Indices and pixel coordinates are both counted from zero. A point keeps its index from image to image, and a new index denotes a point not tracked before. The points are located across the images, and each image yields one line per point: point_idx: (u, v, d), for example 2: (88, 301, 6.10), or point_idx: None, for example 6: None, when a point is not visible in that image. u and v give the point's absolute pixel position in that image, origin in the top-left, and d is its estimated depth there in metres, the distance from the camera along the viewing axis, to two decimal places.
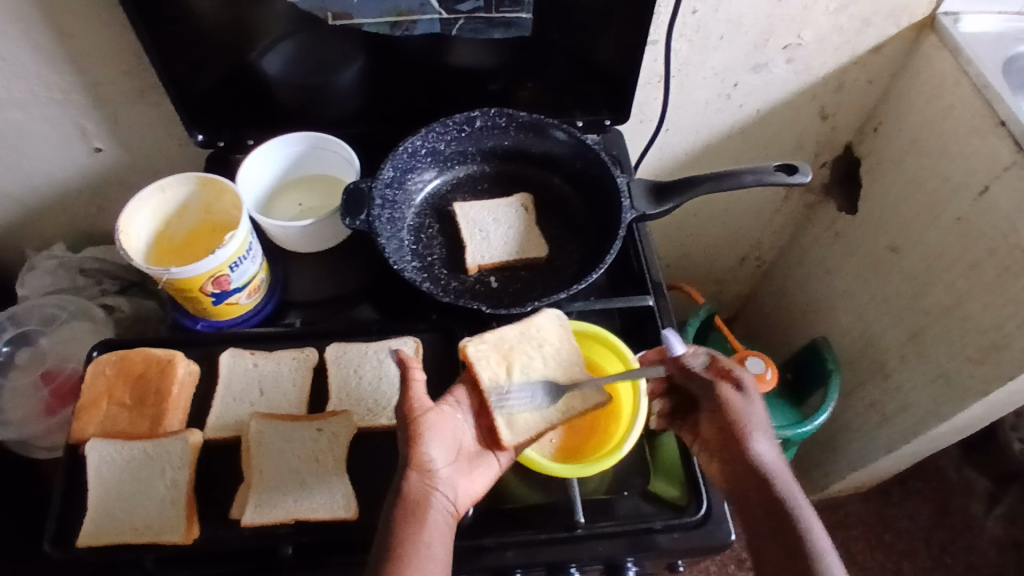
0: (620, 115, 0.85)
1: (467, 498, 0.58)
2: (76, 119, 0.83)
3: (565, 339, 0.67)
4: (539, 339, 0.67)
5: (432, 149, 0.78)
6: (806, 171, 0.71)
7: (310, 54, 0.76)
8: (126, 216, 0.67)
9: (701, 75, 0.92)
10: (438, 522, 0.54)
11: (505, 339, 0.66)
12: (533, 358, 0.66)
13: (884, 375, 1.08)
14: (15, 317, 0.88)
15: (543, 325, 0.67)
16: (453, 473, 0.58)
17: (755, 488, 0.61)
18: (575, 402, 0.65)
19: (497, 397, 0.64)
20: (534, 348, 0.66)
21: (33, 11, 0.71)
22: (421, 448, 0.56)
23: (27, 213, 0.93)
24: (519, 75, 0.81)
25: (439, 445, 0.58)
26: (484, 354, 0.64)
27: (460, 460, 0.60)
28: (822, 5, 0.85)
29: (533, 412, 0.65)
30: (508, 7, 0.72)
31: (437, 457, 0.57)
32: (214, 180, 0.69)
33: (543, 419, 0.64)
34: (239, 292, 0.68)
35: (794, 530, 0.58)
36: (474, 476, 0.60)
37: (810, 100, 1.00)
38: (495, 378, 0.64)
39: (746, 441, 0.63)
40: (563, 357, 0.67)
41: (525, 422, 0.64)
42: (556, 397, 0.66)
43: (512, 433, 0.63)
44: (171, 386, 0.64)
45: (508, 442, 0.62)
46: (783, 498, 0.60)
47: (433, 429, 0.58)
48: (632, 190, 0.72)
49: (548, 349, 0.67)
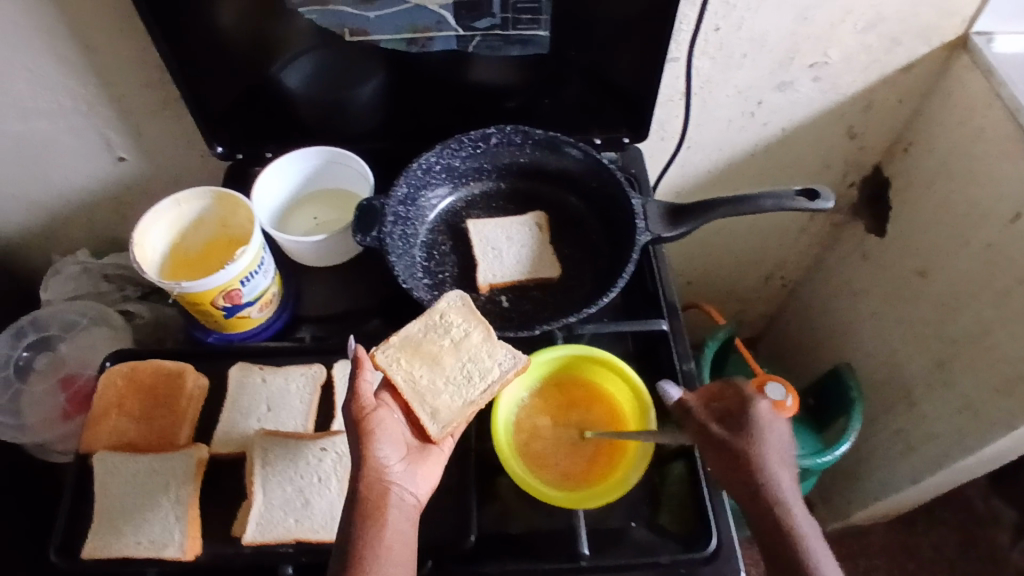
0: (639, 133, 0.84)
1: (425, 490, 0.57)
2: (100, 129, 0.84)
3: (471, 318, 0.65)
4: (444, 326, 0.65)
5: (447, 165, 0.78)
6: (829, 196, 0.69)
7: (328, 68, 0.76)
8: (141, 228, 0.67)
9: (723, 93, 0.91)
10: (400, 521, 0.53)
11: (411, 335, 0.64)
12: (444, 347, 0.64)
13: (910, 404, 1.05)
14: (36, 321, 0.89)
15: (446, 309, 0.65)
16: (408, 469, 0.57)
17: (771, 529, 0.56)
18: (492, 375, 0.63)
19: (415, 394, 0.61)
20: (442, 335, 0.64)
21: (60, 26, 0.72)
22: (371, 447, 0.55)
23: (53, 219, 0.95)
24: (536, 92, 0.80)
25: (388, 443, 0.56)
26: (391, 357, 0.62)
27: (411, 454, 0.58)
28: (849, 24, 0.83)
29: (455, 400, 0.62)
30: (525, 25, 0.71)
31: (388, 456, 0.56)
32: (232, 195, 0.69)
33: (467, 402, 0.62)
34: (251, 306, 0.69)
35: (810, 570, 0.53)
36: (429, 468, 0.59)
37: (837, 119, 0.97)
38: (409, 376, 0.62)
39: (778, 485, 0.57)
40: (473, 336, 0.65)
41: (449, 411, 0.61)
42: (473, 376, 0.63)
43: (437, 424, 0.60)
44: (180, 400, 0.65)
45: (434, 434, 0.59)
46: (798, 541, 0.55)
47: (382, 427, 0.56)
48: (647, 211, 0.71)
49: (455, 332, 0.65)
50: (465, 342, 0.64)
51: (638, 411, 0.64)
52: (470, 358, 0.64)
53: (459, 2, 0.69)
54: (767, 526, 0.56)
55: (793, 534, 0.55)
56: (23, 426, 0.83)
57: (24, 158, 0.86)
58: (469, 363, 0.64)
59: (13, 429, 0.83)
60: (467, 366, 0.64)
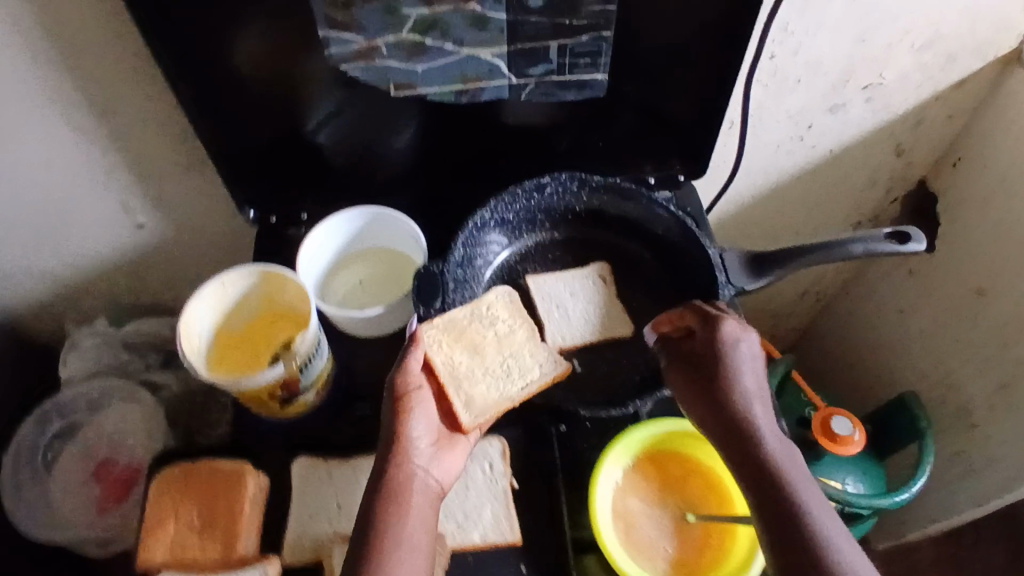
0: (696, 169, 0.79)
1: (445, 476, 0.60)
2: (118, 196, 0.77)
3: (516, 314, 0.67)
4: (490, 318, 0.66)
5: (500, 219, 0.72)
6: (921, 239, 0.65)
7: (361, 119, 0.69)
8: (186, 317, 0.62)
9: (775, 119, 0.86)
10: (419, 503, 0.56)
11: (456, 321, 0.65)
12: (487, 337, 0.66)
13: (969, 429, 1.03)
14: (59, 406, 0.82)
15: (493, 302, 0.67)
16: (434, 452, 0.60)
17: (742, 452, 0.56)
18: (532, 374, 0.65)
19: (453, 380, 0.63)
20: (487, 326, 0.66)
21: (75, 91, 0.66)
22: (407, 425, 0.58)
23: (66, 289, 0.88)
24: (589, 133, 0.75)
25: (423, 422, 0.59)
26: (436, 338, 0.63)
27: (440, 439, 0.61)
28: (908, 44, 0.79)
29: (490, 392, 0.64)
30: (583, 69, 0.66)
31: (420, 435, 0.59)
32: (278, 270, 0.64)
33: (503, 397, 0.64)
34: (308, 391, 0.63)
35: (775, 490, 0.53)
36: (453, 456, 0.61)
37: (886, 137, 0.93)
38: (449, 361, 0.63)
39: (752, 407, 0.58)
40: (515, 333, 0.67)
41: (484, 402, 0.63)
42: (512, 372, 0.65)
43: (470, 415, 0.62)
44: (242, 505, 0.60)
45: (467, 424, 0.62)
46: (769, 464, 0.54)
47: (420, 406, 0.59)
48: (726, 263, 0.67)
49: (500, 326, 0.66)
50: (507, 336, 0.66)
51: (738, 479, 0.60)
52: (511, 355, 0.66)
53: (514, 49, 0.64)
54: (744, 449, 0.56)
55: (768, 457, 0.55)
56: (64, 522, 0.80)
57: (35, 229, 0.79)
58: (510, 360, 0.66)
59: (48, 526, 0.79)
60: (507, 362, 0.66)
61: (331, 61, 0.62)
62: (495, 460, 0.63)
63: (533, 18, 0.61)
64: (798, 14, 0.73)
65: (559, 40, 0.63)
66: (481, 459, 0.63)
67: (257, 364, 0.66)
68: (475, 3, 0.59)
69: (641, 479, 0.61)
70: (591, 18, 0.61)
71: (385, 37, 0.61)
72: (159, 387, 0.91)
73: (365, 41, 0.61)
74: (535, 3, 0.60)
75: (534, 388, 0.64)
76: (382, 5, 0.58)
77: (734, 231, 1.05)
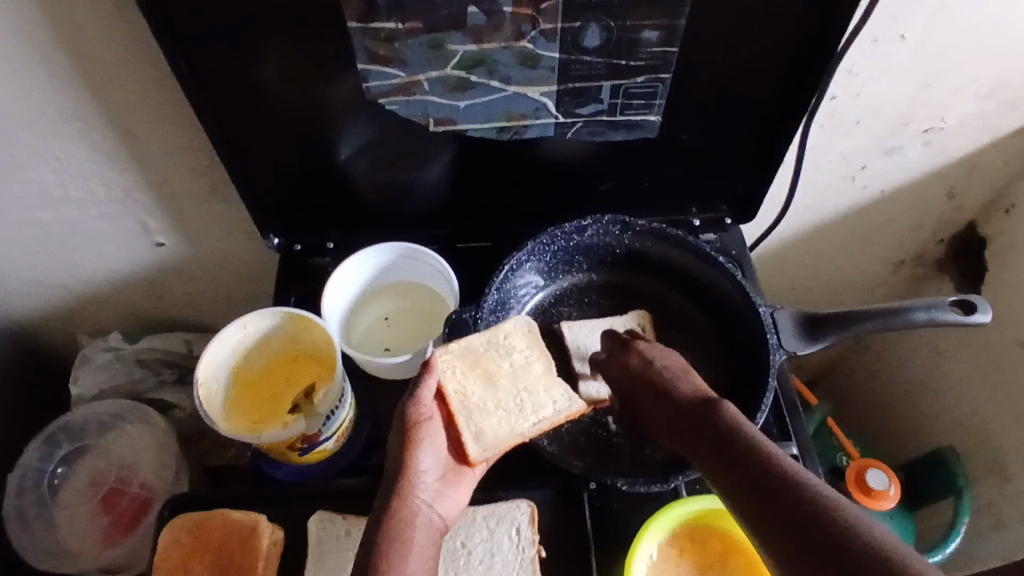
0: (745, 213, 0.74)
1: (450, 514, 0.53)
2: (137, 217, 0.74)
3: (534, 345, 0.62)
4: (507, 347, 0.62)
5: (538, 261, 0.69)
6: (986, 309, 0.61)
7: (390, 148, 0.65)
8: (205, 360, 0.59)
9: (826, 160, 0.81)
10: (427, 540, 0.48)
11: (471, 348, 0.60)
12: (502, 367, 0.61)
13: (1003, 479, 0.92)
14: (68, 429, 0.81)
15: (511, 331, 0.62)
16: (438, 488, 0.53)
17: (687, 425, 0.48)
18: (546, 411, 0.60)
19: (464, 409, 0.58)
20: (502, 357, 0.61)
21: (96, 114, 0.63)
22: (416, 456, 0.51)
23: (80, 304, 0.85)
24: (634, 174, 0.71)
25: (431, 455, 0.53)
26: (450, 364, 0.59)
27: (445, 474, 0.55)
28: (972, 91, 0.73)
29: (502, 426, 0.59)
30: (636, 110, 0.63)
31: (427, 469, 0.52)
32: (304, 314, 0.61)
33: (514, 432, 0.59)
34: (328, 440, 0.61)
35: (718, 435, 0.44)
36: (457, 492, 0.55)
37: (939, 182, 0.87)
38: (461, 390, 0.59)
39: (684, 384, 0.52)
40: (533, 366, 0.62)
41: (495, 436, 0.58)
42: (526, 407, 0.60)
43: (479, 447, 0.57)
44: (255, 562, 0.57)
45: (474, 456, 0.56)
46: (710, 419, 0.46)
47: (430, 439, 0.53)
48: (777, 323, 0.64)
49: (516, 357, 0.62)
50: (523, 367, 0.62)
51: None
52: (526, 388, 0.61)
53: (565, 88, 0.60)
54: (686, 424, 0.48)
55: (707, 412, 0.47)
56: (68, 551, 0.77)
57: (48, 246, 0.76)
58: (525, 394, 0.61)
59: (51, 557, 0.77)
60: (521, 396, 0.61)
61: (370, 94, 0.59)
62: (523, 526, 0.59)
63: (587, 58, 0.58)
64: (862, 57, 0.68)
65: (613, 79, 0.60)
66: (507, 524, 0.59)
67: (276, 412, 0.63)
68: (526, 41, 0.56)
69: (678, 556, 0.57)
70: (650, 59, 0.58)
71: (427, 71, 0.58)
72: (173, 407, 0.87)
73: (406, 76, 0.58)
74: (591, 43, 0.57)
75: (547, 424, 0.60)
76: (426, 40, 0.55)
77: (772, 267, 1.00)
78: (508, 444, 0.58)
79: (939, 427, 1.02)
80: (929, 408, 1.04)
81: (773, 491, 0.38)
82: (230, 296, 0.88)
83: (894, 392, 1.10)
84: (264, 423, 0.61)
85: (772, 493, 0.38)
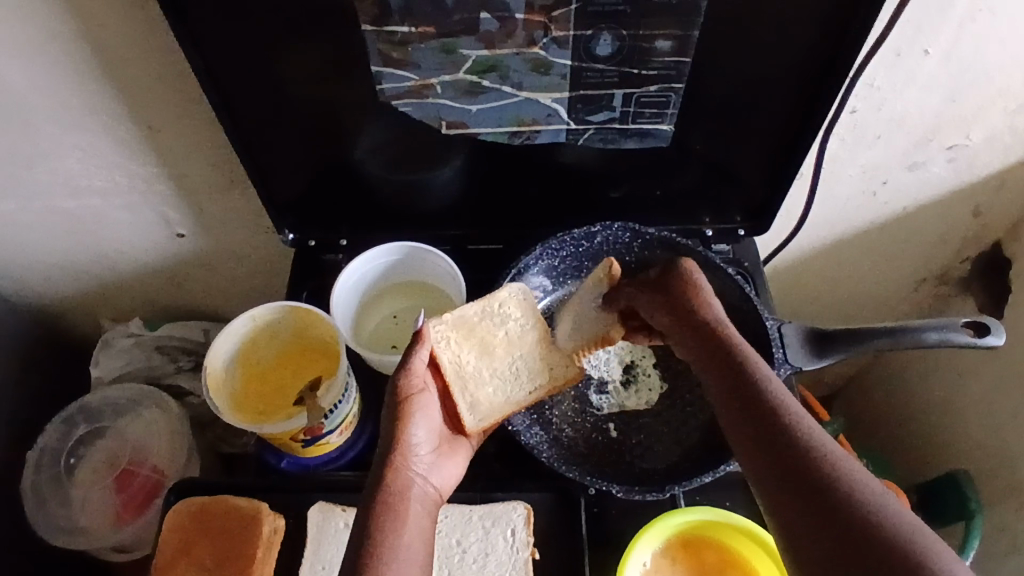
0: (758, 224, 0.74)
1: (446, 486, 0.53)
2: (158, 208, 0.76)
3: (529, 313, 0.64)
4: (501, 316, 0.63)
5: (546, 265, 0.69)
6: (999, 332, 0.61)
7: (405, 150, 0.66)
8: (214, 349, 0.65)
9: (848, 173, 0.80)
10: (420, 512, 0.49)
11: (465, 317, 0.62)
12: (497, 336, 0.63)
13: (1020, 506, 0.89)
14: (86, 411, 0.85)
15: (506, 300, 0.63)
16: (434, 460, 0.54)
17: (728, 378, 0.48)
18: (540, 379, 0.63)
19: (459, 379, 0.59)
20: (497, 325, 0.63)
21: (120, 107, 0.65)
22: (409, 429, 0.52)
23: (103, 289, 0.87)
24: (647, 183, 0.71)
25: (425, 427, 0.54)
26: (444, 335, 0.60)
27: (440, 447, 0.55)
28: (1001, 106, 0.72)
29: (497, 394, 0.61)
30: (648, 119, 0.63)
31: (420, 441, 0.53)
32: (308, 308, 0.67)
33: (509, 400, 0.61)
34: (331, 433, 0.63)
35: (762, 403, 0.46)
36: (454, 465, 0.55)
37: (965, 198, 0.85)
38: (456, 359, 0.60)
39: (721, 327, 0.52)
40: (528, 334, 0.64)
41: (489, 405, 0.60)
42: (520, 375, 0.63)
43: (474, 417, 0.59)
44: (254, 549, 0.59)
45: (470, 428, 0.58)
46: (753, 379, 0.47)
47: (423, 411, 0.54)
48: (785, 338, 0.63)
49: (511, 325, 0.63)
50: (516, 335, 0.63)
51: (777, 569, 0.57)
52: (520, 358, 0.63)
53: (577, 95, 0.61)
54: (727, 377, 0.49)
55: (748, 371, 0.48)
56: (81, 529, 0.82)
57: (73, 233, 0.78)
58: (518, 363, 0.63)
59: (65, 534, 0.81)
60: (515, 364, 0.63)
61: (383, 96, 0.60)
62: (519, 528, 0.59)
63: (599, 66, 0.58)
64: (886, 71, 0.67)
65: (625, 88, 0.60)
66: (503, 525, 0.60)
67: (282, 402, 0.67)
68: (538, 48, 0.57)
69: (670, 563, 0.57)
70: (661, 68, 0.58)
71: (440, 75, 0.59)
72: (188, 393, 0.89)
73: (419, 79, 0.59)
74: (603, 51, 0.57)
75: (540, 393, 0.63)
76: (440, 45, 0.56)
77: (789, 280, 0.99)
78: (503, 413, 0.60)
79: (957, 449, 0.99)
80: (949, 430, 1.01)
81: (814, 486, 0.41)
82: (246, 287, 0.90)
83: (912, 412, 1.07)
84: (270, 412, 0.66)
85: (808, 481, 0.41)
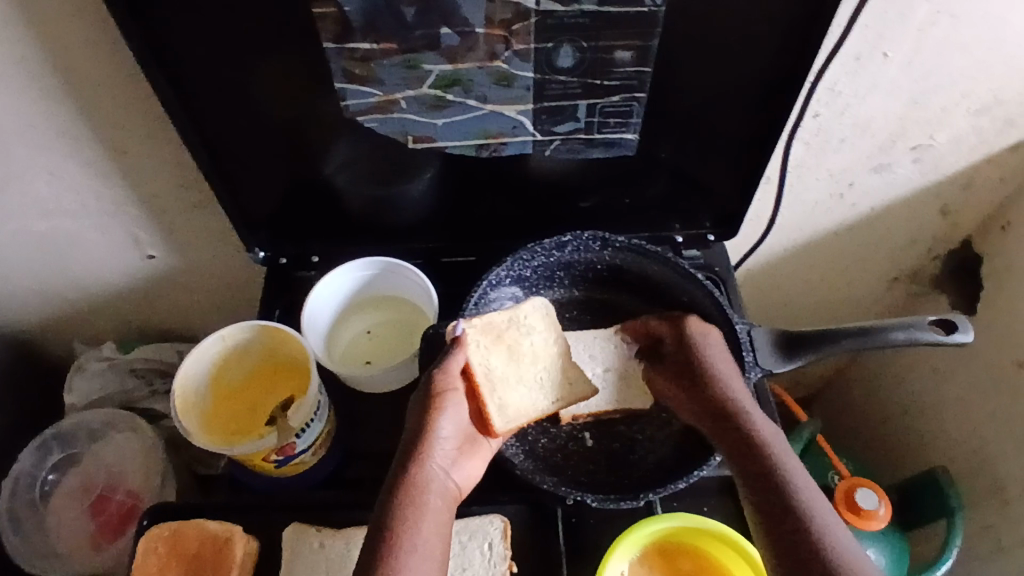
0: (728, 230, 0.75)
1: (464, 483, 0.57)
2: (127, 228, 0.76)
3: (552, 327, 0.65)
4: (527, 327, 0.64)
5: (517, 275, 0.69)
6: (967, 329, 0.61)
7: (375, 164, 0.66)
8: (183, 369, 0.64)
9: (815, 177, 0.81)
10: (440, 504, 0.52)
11: (493, 322, 0.62)
12: (523, 344, 0.64)
13: (1000, 502, 0.89)
14: (60, 436, 0.84)
15: (530, 312, 0.65)
16: (456, 457, 0.57)
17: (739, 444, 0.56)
18: (561, 390, 0.65)
19: (487, 382, 0.61)
20: (524, 335, 0.64)
21: (85, 129, 0.65)
22: (436, 423, 0.56)
23: (74, 312, 0.86)
24: (615, 192, 0.71)
25: (452, 423, 0.57)
26: (475, 338, 0.61)
27: (464, 444, 0.59)
28: (963, 107, 0.73)
29: (522, 399, 0.63)
30: (613, 128, 0.63)
31: (447, 436, 0.56)
32: (277, 327, 0.66)
33: (533, 406, 0.63)
34: (305, 452, 0.63)
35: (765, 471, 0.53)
36: (473, 463, 0.59)
37: (932, 198, 0.86)
38: (485, 364, 0.61)
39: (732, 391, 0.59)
40: (550, 345, 0.65)
41: (516, 409, 0.62)
42: (544, 384, 0.65)
43: (503, 420, 0.61)
44: (228, 571, 0.58)
45: (498, 429, 0.60)
46: (760, 445, 0.55)
47: (453, 407, 0.57)
48: (755, 341, 0.63)
49: (536, 337, 0.65)
50: (541, 346, 0.65)
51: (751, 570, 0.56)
52: (543, 368, 0.65)
53: (542, 107, 0.61)
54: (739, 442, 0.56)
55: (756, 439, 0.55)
56: (57, 554, 0.80)
57: (44, 256, 0.77)
58: (542, 373, 0.65)
59: (39, 562, 0.80)
60: (540, 374, 0.65)
61: (349, 112, 0.60)
62: (496, 541, 0.59)
63: (563, 77, 0.59)
64: (847, 75, 0.68)
65: (589, 99, 0.61)
66: (480, 539, 0.60)
67: (253, 422, 0.67)
68: (500, 61, 0.57)
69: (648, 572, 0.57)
70: (624, 78, 0.59)
71: (405, 91, 0.59)
72: (162, 416, 0.88)
73: (383, 95, 0.59)
74: (565, 63, 0.58)
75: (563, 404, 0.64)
76: (402, 60, 0.56)
77: (763, 284, 1.00)
78: (528, 418, 0.63)
79: (937, 446, 1.00)
80: (928, 428, 1.02)
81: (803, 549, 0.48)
82: (219, 306, 0.89)
83: (892, 412, 1.08)
84: (242, 432, 0.66)
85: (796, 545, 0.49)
